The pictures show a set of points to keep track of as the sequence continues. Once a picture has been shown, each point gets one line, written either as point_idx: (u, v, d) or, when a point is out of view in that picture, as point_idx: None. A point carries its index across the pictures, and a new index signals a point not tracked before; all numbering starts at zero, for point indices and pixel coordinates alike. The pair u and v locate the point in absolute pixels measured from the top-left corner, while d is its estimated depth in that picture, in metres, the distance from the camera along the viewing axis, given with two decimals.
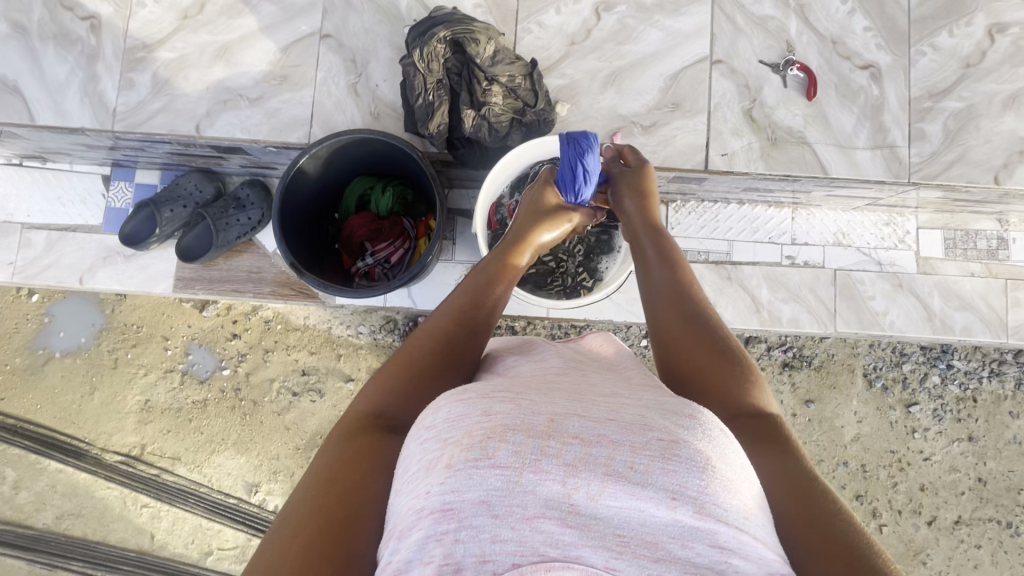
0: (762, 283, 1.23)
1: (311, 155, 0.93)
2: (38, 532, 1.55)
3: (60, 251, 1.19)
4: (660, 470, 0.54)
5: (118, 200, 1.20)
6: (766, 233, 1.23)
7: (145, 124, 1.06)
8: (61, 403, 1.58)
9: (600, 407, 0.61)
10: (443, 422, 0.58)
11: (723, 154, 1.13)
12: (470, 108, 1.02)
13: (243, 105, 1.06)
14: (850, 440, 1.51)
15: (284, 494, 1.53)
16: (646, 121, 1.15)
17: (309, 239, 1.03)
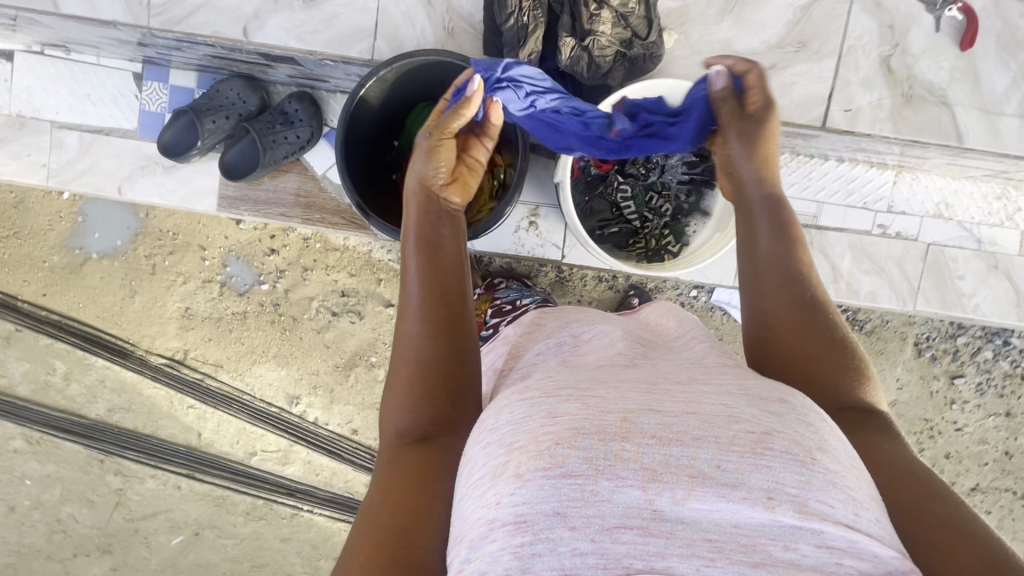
0: (845, 253, 1.14)
1: (378, 78, 0.85)
2: (92, 421, 1.63)
3: (95, 156, 1.11)
4: (750, 468, 0.53)
5: (151, 103, 1.10)
6: (861, 198, 1.12)
7: (186, 21, 0.93)
8: (103, 303, 1.58)
9: (677, 400, 0.60)
10: (506, 424, 0.60)
11: (847, 109, 1.03)
12: (571, 36, 0.91)
13: (298, 5, 0.93)
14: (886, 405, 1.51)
15: (325, 407, 1.58)
16: (765, 61, 1.03)
17: (374, 178, 0.97)
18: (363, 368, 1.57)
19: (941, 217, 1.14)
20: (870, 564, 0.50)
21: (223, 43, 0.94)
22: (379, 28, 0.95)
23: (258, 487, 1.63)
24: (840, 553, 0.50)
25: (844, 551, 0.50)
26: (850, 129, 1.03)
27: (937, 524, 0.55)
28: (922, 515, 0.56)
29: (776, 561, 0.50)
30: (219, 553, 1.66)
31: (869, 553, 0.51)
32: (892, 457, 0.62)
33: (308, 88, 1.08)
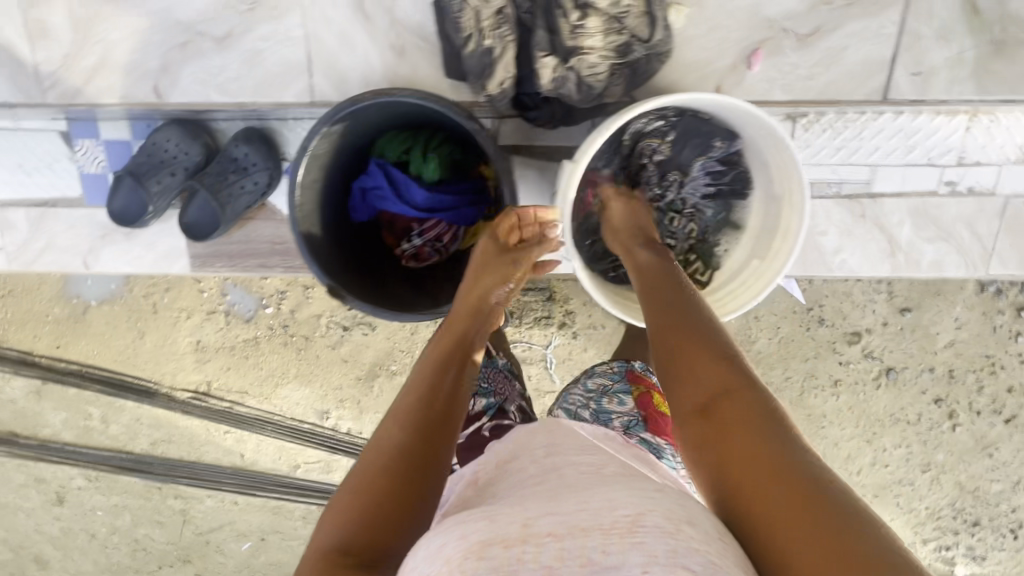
0: (905, 221, 1.12)
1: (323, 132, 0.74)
2: (139, 455, 1.68)
3: (49, 231, 1.04)
4: (631, 550, 0.52)
5: (90, 163, 1.01)
6: (924, 154, 1.06)
7: (85, 91, 0.98)
8: (116, 347, 1.56)
9: (570, 500, 0.59)
10: (423, 559, 0.57)
11: (916, 71, 1.02)
12: (552, 54, 0.90)
13: (208, 49, 0.97)
14: (942, 346, 1.39)
15: (355, 418, 1.57)
16: (806, 29, 1.01)
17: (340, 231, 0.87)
18: (385, 376, 1.53)
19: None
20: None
21: (139, 105, 0.99)
22: (313, 58, 0.99)
23: (309, 496, 1.67)
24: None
25: None
26: (919, 97, 1.03)
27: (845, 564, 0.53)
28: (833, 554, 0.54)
29: None
30: (289, 553, 1.75)
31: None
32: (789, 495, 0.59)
33: (256, 126, 1.02)
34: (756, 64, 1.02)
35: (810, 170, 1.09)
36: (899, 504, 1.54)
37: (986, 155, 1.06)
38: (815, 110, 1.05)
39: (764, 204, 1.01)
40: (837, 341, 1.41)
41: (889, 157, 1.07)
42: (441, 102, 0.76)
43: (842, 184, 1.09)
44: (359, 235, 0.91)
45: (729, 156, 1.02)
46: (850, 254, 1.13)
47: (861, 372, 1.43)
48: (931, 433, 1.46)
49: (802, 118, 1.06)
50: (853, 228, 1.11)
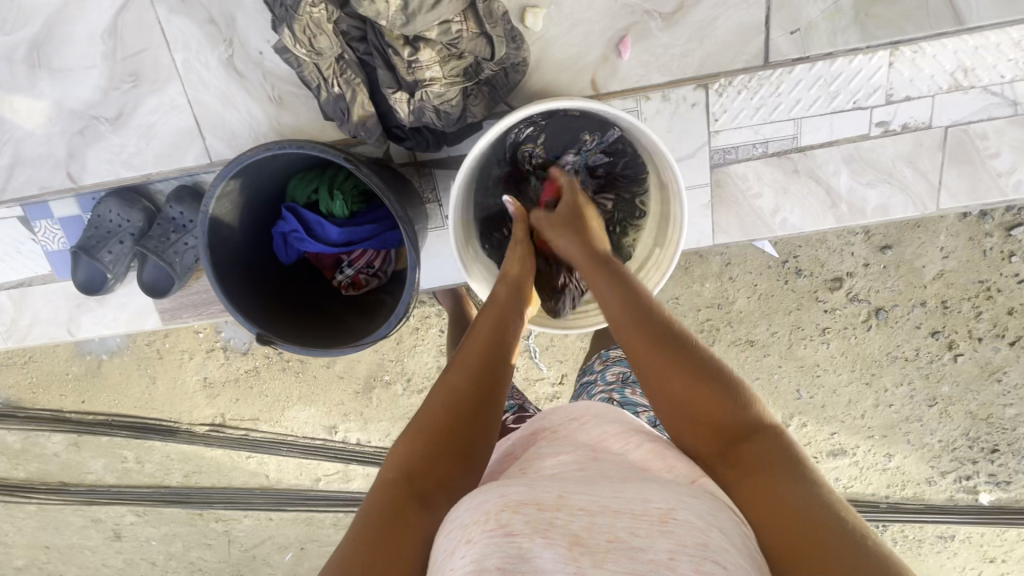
0: (841, 167, 1.08)
1: (219, 194, 0.75)
2: (177, 487, 1.81)
3: (32, 309, 1.12)
4: (658, 538, 0.51)
5: (52, 241, 1.08)
6: (849, 98, 1.03)
7: (11, 184, 1.04)
8: (135, 394, 1.67)
9: (605, 481, 0.57)
10: (465, 507, 0.56)
11: (795, 30, 0.99)
12: (398, 89, 0.89)
13: (107, 130, 1.02)
14: (931, 279, 1.34)
15: (361, 428, 1.65)
16: (668, 7, 0.99)
17: (267, 280, 0.87)
18: (381, 387, 1.59)
19: (959, 88, 1.01)
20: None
21: (53, 194, 1.04)
22: (199, 120, 1.02)
23: (335, 505, 1.76)
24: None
25: None
26: (802, 55, 1.00)
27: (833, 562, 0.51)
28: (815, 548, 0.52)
29: None
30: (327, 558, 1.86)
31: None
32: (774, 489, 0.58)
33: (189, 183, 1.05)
34: (626, 52, 1.01)
35: (733, 135, 1.07)
36: (910, 441, 1.51)
37: (918, 88, 1.02)
38: (728, 73, 1.02)
39: (657, 189, 1.01)
40: (818, 289, 1.37)
41: (812, 108, 1.04)
42: (321, 146, 0.72)
43: (767, 142, 1.07)
44: (296, 277, 0.91)
45: (612, 145, 1.03)
46: (790, 211, 1.11)
47: (849, 316, 1.39)
48: (932, 366, 1.42)
49: (715, 83, 1.03)
50: (789, 185, 1.09)
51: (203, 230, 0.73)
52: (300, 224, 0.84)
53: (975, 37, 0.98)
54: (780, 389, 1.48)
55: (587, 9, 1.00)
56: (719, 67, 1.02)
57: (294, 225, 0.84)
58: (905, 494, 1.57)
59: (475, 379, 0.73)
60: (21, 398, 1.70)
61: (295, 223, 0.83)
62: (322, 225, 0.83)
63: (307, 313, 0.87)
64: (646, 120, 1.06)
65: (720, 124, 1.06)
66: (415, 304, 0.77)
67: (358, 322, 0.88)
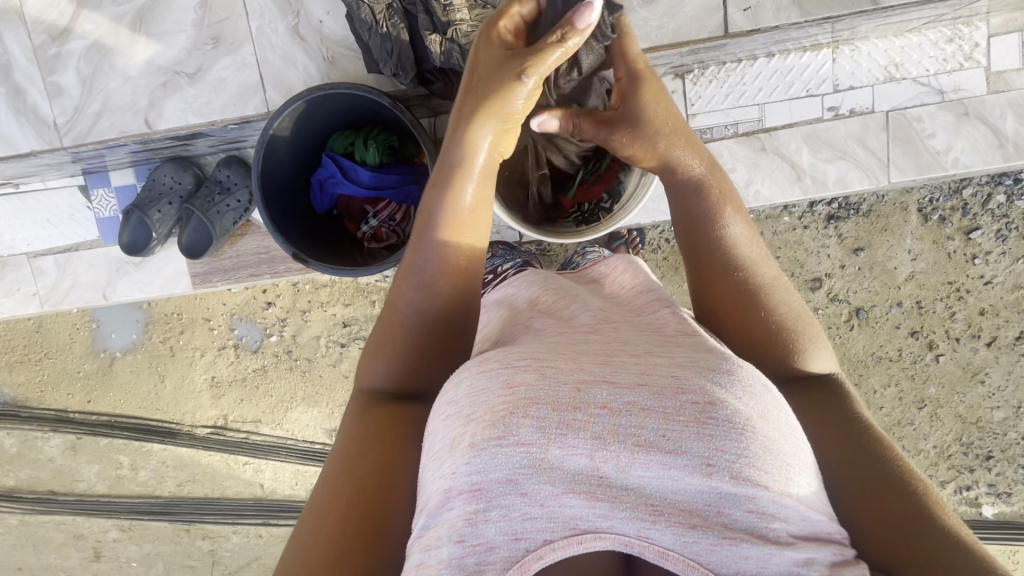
0: (803, 147, 1.26)
1: (277, 129, 0.89)
2: (168, 499, 1.78)
3: (73, 273, 1.25)
4: (690, 439, 0.56)
5: (104, 209, 1.24)
6: (802, 87, 1.22)
7: (93, 129, 1.18)
8: (140, 394, 1.70)
9: (630, 371, 0.62)
10: (465, 396, 0.61)
11: (746, 9, 1.15)
12: (434, 32, 1.02)
13: (185, 83, 1.17)
14: (904, 281, 1.44)
15: None
16: None
17: (303, 219, 0.99)
18: None
19: (892, 79, 1.22)
20: (799, 526, 0.54)
21: (131, 137, 1.18)
22: (264, 76, 1.18)
23: None
24: (769, 517, 0.53)
25: (773, 516, 0.54)
26: (755, 27, 1.15)
27: (901, 516, 0.60)
28: (875, 489, 0.63)
29: (711, 524, 0.54)
30: None
31: (797, 516, 0.55)
32: (863, 450, 0.66)
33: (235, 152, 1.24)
34: None
35: (707, 117, 1.25)
36: (905, 446, 1.53)
37: (859, 79, 1.22)
38: (699, 65, 1.23)
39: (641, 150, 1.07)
40: (800, 289, 1.47)
41: (773, 95, 1.23)
42: (366, 88, 0.87)
43: (737, 124, 1.25)
44: (324, 220, 1.03)
45: None
46: (764, 183, 1.27)
47: (832, 316, 1.48)
48: (916, 367, 1.48)
49: (690, 74, 1.23)
50: (758, 161, 1.26)
51: (258, 157, 0.87)
52: (335, 170, 0.97)
53: (901, 38, 1.20)
54: None
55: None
56: (688, 39, 1.18)
57: (330, 171, 0.98)
58: None
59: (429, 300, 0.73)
60: (27, 397, 1.73)
61: (332, 168, 0.97)
62: (355, 171, 0.97)
63: (327, 251, 0.98)
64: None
65: (695, 109, 1.24)
66: None
67: (380, 259, 0.99)
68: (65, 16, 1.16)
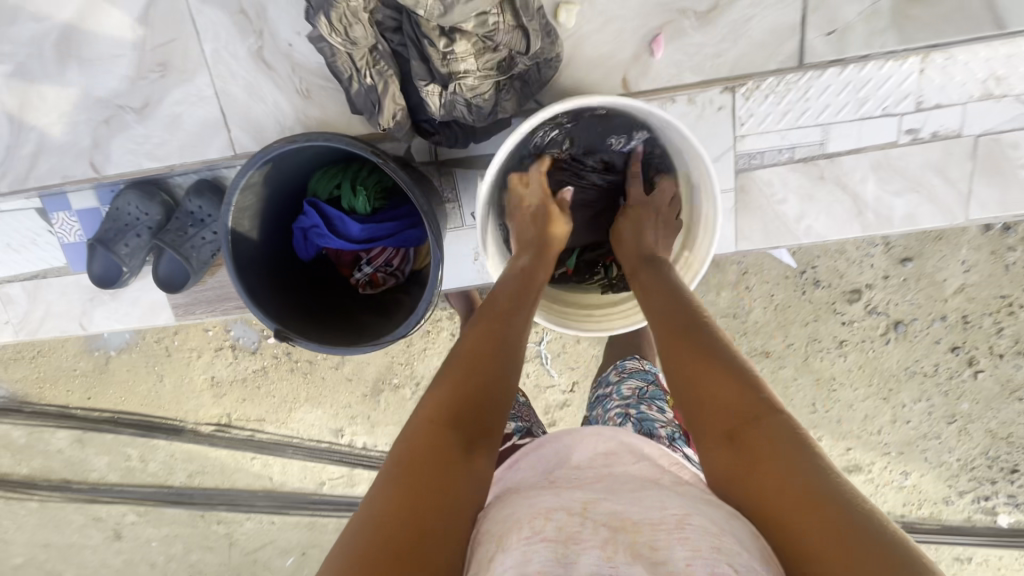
0: (869, 177, 1.10)
1: (243, 187, 0.75)
2: (179, 488, 1.79)
3: (44, 301, 1.17)
4: (675, 544, 0.53)
5: (68, 234, 1.11)
6: (876, 106, 1.04)
7: (32, 172, 1.07)
8: (140, 392, 1.66)
9: (631, 497, 0.62)
10: (501, 521, 0.59)
11: (832, 31, 1.00)
12: (430, 82, 0.88)
13: (132, 120, 1.04)
14: (952, 293, 1.32)
15: (368, 433, 1.63)
16: (702, 6, 1.00)
17: (285, 279, 0.86)
18: (388, 391, 1.58)
19: (990, 96, 1.03)
20: None
21: (76, 183, 1.07)
22: (226, 110, 1.03)
23: (337, 511, 1.73)
24: None
25: None
26: (839, 56, 1.01)
27: None
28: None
29: None
30: None
31: None
32: (794, 483, 0.59)
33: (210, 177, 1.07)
34: (659, 51, 1.02)
35: (759, 140, 1.08)
36: (927, 458, 1.48)
37: (948, 96, 1.03)
38: (758, 74, 1.03)
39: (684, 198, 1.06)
40: (836, 300, 1.35)
41: (840, 114, 1.05)
42: (349, 138, 0.72)
43: (795, 147, 1.09)
44: (310, 273, 0.91)
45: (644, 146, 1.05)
46: (818, 218, 1.13)
47: (867, 329, 1.37)
48: (951, 383, 1.39)
49: (743, 87, 1.04)
50: (814, 192, 1.11)
51: (224, 225, 0.73)
52: (318, 219, 0.84)
53: (1009, 46, 0.99)
54: (796, 402, 1.45)
55: (620, 6, 1.01)
56: (752, 69, 1.03)
57: (312, 223, 0.84)
58: (921, 514, 1.54)
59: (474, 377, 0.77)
60: (27, 392, 1.70)
61: (314, 219, 0.84)
62: (343, 221, 0.83)
63: (328, 315, 0.87)
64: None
65: (745, 129, 1.08)
66: (437, 303, 0.73)
67: (373, 324, 0.87)
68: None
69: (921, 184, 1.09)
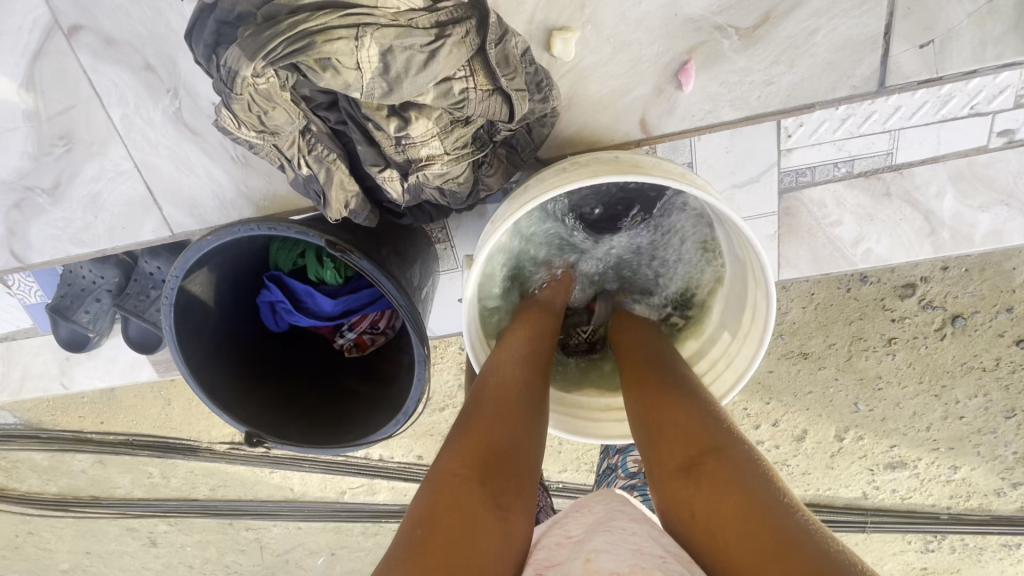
0: (948, 189, 0.94)
1: (192, 281, 0.71)
2: (205, 500, 1.80)
3: (20, 363, 1.10)
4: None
5: (30, 294, 1.02)
6: (962, 104, 0.87)
7: None
8: (150, 416, 1.63)
9: (644, 548, 0.56)
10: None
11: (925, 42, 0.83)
12: (382, 164, 0.75)
13: (46, 202, 0.93)
14: (1022, 283, 1.16)
15: (384, 446, 1.59)
16: (745, 23, 0.83)
17: (257, 358, 0.83)
18: None
19: None
20: None
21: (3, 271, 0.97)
22: (153, 187, 0.92)
23: (361, 518, 1.72)
24: None
25: None
26: (935, 74, 0.84)
27: None
28: None
29: None
30: (359, 562, 1.85)
31: None
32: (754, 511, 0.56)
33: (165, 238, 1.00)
34: (688, 84, 0.86)
35: (810, 152, 0.92)
36: (980, 452, 1.37)
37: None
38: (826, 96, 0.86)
39: (731, 266, 0.91)
40: (886, 297, 1.20)
41: (914, 117, 0.88)
42: (298, 224, 0.66)
43: (855, 160, 0.93)
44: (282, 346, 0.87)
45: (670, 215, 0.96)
46: (877, 243, 0.98)
47: (919, 325, 1.22)
48: (1012, 377, 1.26)
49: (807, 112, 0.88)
50: (876, 213, 0.96)
51: (173, 327, 0.69)
52: (283, 296, 0.80)
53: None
54: (835, 403, 1.34)
55: (633, 29, 0.84)
56: (817, 97, 0.86)
57: (278, 299, 0.81)
58: (969, 505, 1.45)
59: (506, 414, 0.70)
60: (41, 420, 1.68)
61: (279, 296, 0.80)
62: (311, 296, 0.79)
63: (305, 390, 0.83)
64: (700, 140, 0.91)
65: (793, 141, 0.91)
66: (424, 398, 0.70)
67: (352, 398, 0.83)
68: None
69: (1013, 197, 0.93)
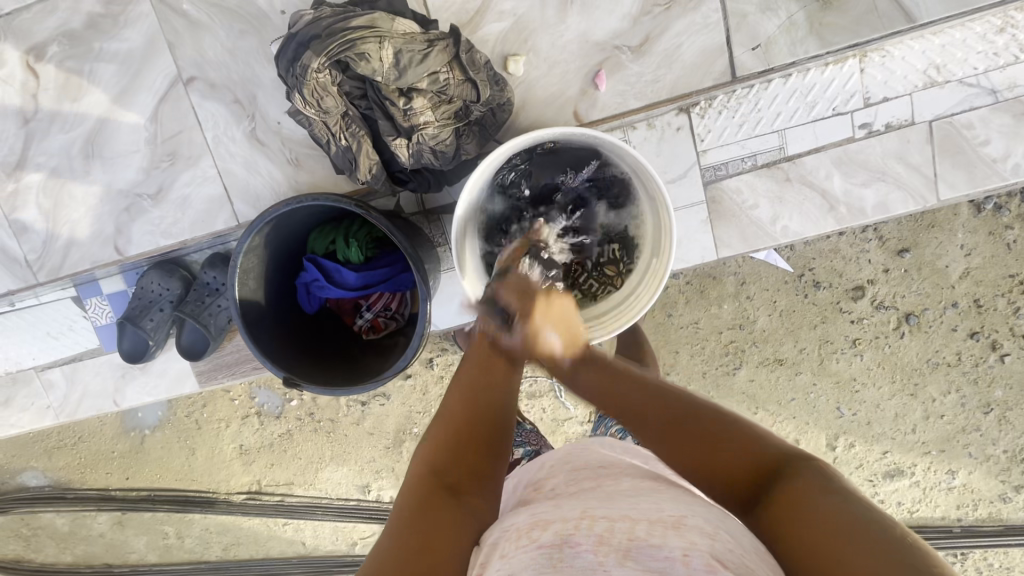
0: (834, 172, 1.14)
1: (250, 249, 0.88)
2: (216, 562, 1.79)
3: (81, 381, 1.28)
4: (672, 537, 0.51)
5: (100, 317, 1.23)
6: (827, 106, 1.11)
7: (65, 262, 1.19)
8: (175, 467, 1.72)
9: (626, 500, 0.60)
10: (509, 528, 0.58)
11: (755, 46, 1.09)
12: (398, 136, 0.98)
13: (148, 205, 1.17)
14: (958, 278, 1.31)
15: (395, 485, 1.64)
16: (635, 40, 1.10)
17: (293, 328, 0.97)
18: (411, 440, 1.60)
19: (934, 83, 1.09)
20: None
21: (104, 266, 1.19)
22: (230, 187, 1.16)
23: None
24: None
25: None
26: (767, 67, 1.10)
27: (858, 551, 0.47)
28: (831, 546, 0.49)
29: None
30: None
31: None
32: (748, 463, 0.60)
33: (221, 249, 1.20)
34: (602, 84, 1.12)
35: (722, 152, 1.14)
36: (972, 453, 1.41)
37: (893, 89, 1.10)
38: (705, 95, 1.12)
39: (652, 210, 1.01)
40: (841, 300, 1.34)
41: (793, 119, 1.12)
42: (336, 196, 0.83)
43: (755, 155, 1.14)
44: (314, 322, 1.02)
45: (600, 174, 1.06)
46: (791, 217, 1.16)
47: (879, 325, 1.35)
48: (978, 371, 1.35)
49: (695, 107, 1.12)
50: (783, 194, 1.15)
51: (234, 282, 0.85)
52: (319, 274, 0.96)
53: (941, 35, 1.07)
54: (820, 409, 1.42)
55: (563, 51, 1.11)
56: (694, 88, 1.12)
57: (314, 276, 0.97)
58: (979, 516, 1.44)
59: (487, 401, 0.70)
60: (69, 479, 1.76)
61: (316, 274, 0.96)
62: (342, 272, 0.96)
63: (332, 356, 0.97)
64: (634, 147, 1.15)
65: (707, 144, 1.14)
66: (428, 335, 0.86)
67: (373, 362, 0.96)
68: (16, 151, 1.16)
69: (885, 172, 1.13)
